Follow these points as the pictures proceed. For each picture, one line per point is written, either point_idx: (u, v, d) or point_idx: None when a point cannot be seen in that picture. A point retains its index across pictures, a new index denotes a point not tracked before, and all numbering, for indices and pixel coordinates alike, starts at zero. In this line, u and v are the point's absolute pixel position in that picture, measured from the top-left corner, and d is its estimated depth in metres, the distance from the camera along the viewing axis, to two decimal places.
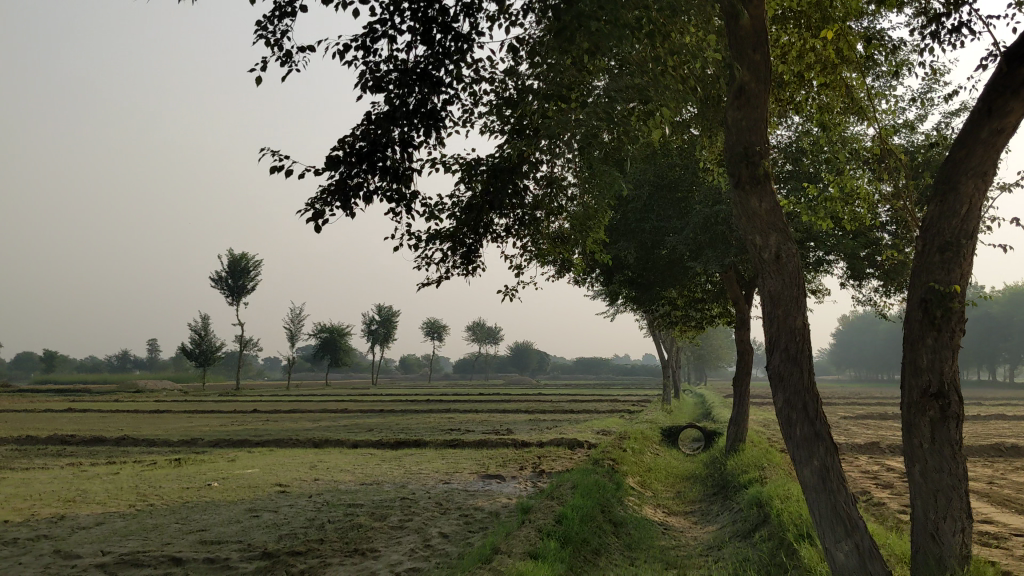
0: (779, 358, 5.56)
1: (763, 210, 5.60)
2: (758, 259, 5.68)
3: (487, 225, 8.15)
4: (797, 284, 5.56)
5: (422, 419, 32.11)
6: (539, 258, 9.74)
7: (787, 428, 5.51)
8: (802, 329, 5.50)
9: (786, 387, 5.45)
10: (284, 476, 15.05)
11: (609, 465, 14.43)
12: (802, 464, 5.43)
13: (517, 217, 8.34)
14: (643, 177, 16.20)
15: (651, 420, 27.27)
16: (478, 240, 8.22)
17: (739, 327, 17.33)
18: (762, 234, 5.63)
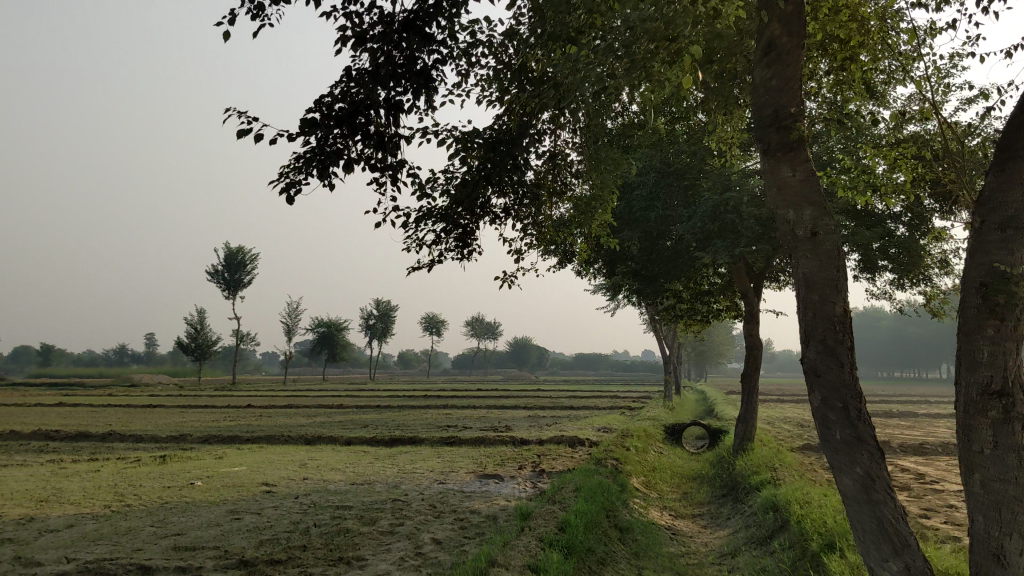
0: (815, 350, 4.84)
1: (794, 179, 4.93)
2: (791, 237, 4.98)
3: (483, 204, 7.48)
4: (836, 264, 4.77)
5: (419, 415, 31.48)
6: (541, 244, 9.08)
7: (825, 430, 4.85)
8: (842, 318, 4.75)
9: (823, 383, 4.75)
10: (271, 474, 14.40)
11: (613, 465, 13.77)
12: (843, 471, 4.76)
13: (517, 197, 7.68)
14: (650, 163, 15.55)
15: (654, 418, 26.65)
16: (474, 222, 7.57)
17: (747, 322, 16.69)
18: (794, 207, 4.94)
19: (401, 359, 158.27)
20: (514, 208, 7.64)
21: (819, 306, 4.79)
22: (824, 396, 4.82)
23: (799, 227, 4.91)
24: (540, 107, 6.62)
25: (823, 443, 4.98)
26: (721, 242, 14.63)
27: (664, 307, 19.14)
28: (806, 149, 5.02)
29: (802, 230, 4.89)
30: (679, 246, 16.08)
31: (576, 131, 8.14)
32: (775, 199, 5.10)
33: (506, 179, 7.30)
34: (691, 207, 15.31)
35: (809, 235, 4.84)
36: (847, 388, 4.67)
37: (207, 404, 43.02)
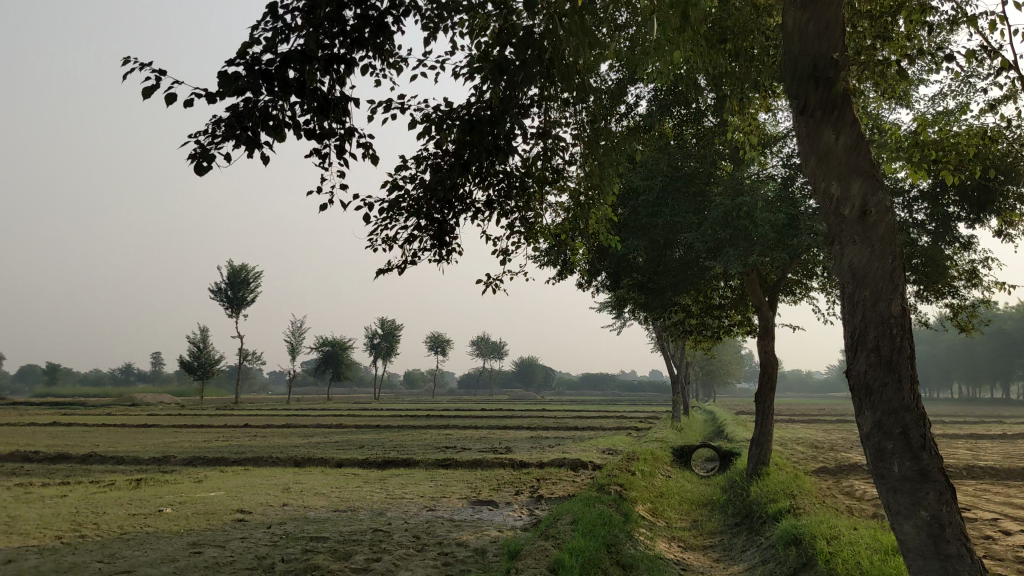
0: (868, 361, 4.77)
1: (840, 146, 5.01)
2: (838, 217, 5.00)
3: (461, 195, 6.56)
4: (889, 249, 4.79)
5: (419, 435, 30.41)
6: (528, 240, 8.21)
7: (876, 462, 4.75)
8: (900, 320, 4.69)
9: (881, 404, 4.67)
10: (249, 500, 13.37)
11: (617, 492, 12.72)
12: (903, 516, 4.64)
13: (499, 188, 6.72)
14: (656, 167, 14.57)
15: (662, 439, 25.60)
16: (450, 215, 6.61)
17: (762, 337, 15.67)
18: (842, 180, 4.99)
19: (408, 379, 157.21)
20: (494, 204, 6.70)
21: (872, 303, 4.76)
22: (878, 417, 4.73)
23: (847, 205, 4.94)
24: (526, 77, 5.71)
25: (876, 477, 4.88)
26: (732, 250, 13.65)
27: (672, 321, 18.14)
28: (849, 113, 5.11)
29: (851, 208, 4.93)
30: (687, 256, 15.10)
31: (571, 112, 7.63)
32: (819, 173, 5.15)
33: (487, 166, 6.37)
34: (701, 214, 14.34)
35: (861, 214, 4.87)
36: (906, 411, 4.61)
37: (204, 424, 41.99)
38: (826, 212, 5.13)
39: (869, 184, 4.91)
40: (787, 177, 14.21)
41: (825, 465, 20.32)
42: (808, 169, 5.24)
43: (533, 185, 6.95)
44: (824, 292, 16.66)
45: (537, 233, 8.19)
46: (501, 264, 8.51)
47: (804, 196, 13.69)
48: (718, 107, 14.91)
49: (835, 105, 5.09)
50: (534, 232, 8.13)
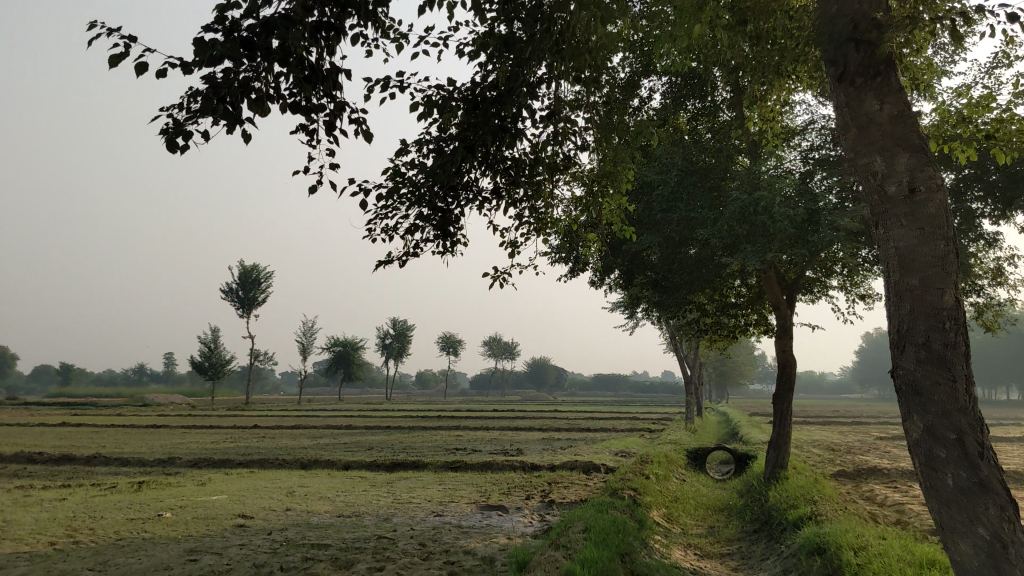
0: (917, 359, 4.61)
1: (883, 115, 4.96)
2: (883, 196, 4.88)
3: (467, 183, 6.20)
4: (938, 228, 4.65)
5: (429, 437, 30.02)
6: (537, 233, 7.86)
7: (930, 472, 4.56)
8: (953, 312, 4.50)
9: (933, 406, 4.49)
10: (252, 504, 13.02)
11: (630, 496, 12.29)
12: (960, 535, 4.40)
13: (505, 177, 6.34)
14: (671, 160, 14.14)
15: (676, 442, 25.13)
16: (455, 205, 6.24)
17: (779, 337, 15.23)
18: (888, 154, 4.89)
19: (420, 379, 157.04)
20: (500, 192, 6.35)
21: (922, 291, 4.60)
22: (929, 422, 4.55)
23: (894, 183, 4.83)
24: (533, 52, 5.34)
25: (928, 492, 4.67)
26: (750, 247, 13.22)
27: (687, 320, 17.74)
28: (893, 80, 5.05)
29: (898, 184, 4.82)
30: (703, 253, 14.68)
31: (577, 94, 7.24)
32: (862, 147, 5.06)
33: (493, 151, 6.01)
34: (717, 209, 13.93)
35: (908, 192, 4.76)
36: (962, 416, 4.41)
37: (212, 424, 41.65)
38: (869, 190, 5.03)
39: (916, 160, 4.80)
40: (806, 172, 13.76)
41: (843, 468, 19.86)
42: (849, 145, 5.15)
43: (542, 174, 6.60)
44: (843, 291, 16.20)
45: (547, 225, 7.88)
46: (510, 259, 8.18)
47: (824, 191, 13.24)
48: (734, 101, 14.72)
49: (877, 72, 5.05)
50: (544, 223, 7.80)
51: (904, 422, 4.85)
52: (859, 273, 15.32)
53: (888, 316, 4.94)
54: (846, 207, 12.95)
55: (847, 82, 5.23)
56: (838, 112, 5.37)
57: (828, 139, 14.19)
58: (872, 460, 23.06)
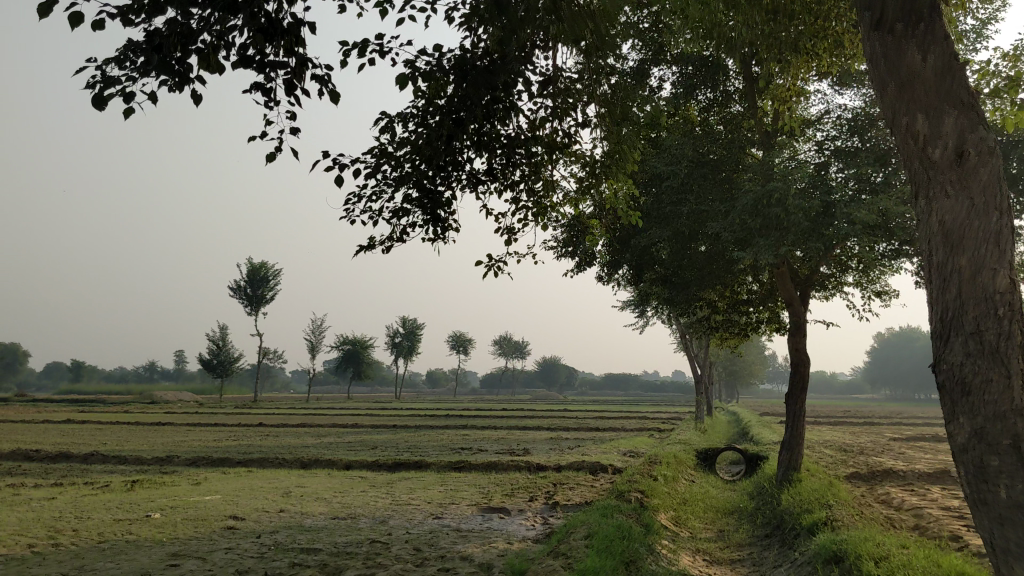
0: (964, 351, 4.36)
1: (927, 68, 4.84)
2: (928, 160, 4.75)
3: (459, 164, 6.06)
4: (988, 199, 4.49)
5: (434, 436, 29.57)
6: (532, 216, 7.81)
7: (981, 485, 4.26)
8: (1006, 295, 4.26)
9: (984, 405, 4.20)
10: (245, 506, 12.56)
11: (637, 499, 11.79)
12: (1016, 558, 4.05)
13: (503, 159, 6.18)
14: (681, 150, 13.58)
15: (685, 442, 24.63)
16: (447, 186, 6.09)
17: (792, 334, 14.72)
18: (936, 115, 4.77)
19: (429, 378, 156.72)
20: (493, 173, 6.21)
21: (971, 271, 4.40)
22: (978, 425, 4.26)
23: (941, 147, 4.70)
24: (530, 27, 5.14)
25: (975, 506, 4.36)
26: (762, 240, 12.71)
27: (696, 318, 17.25)
28: (939, 31, 4.92)
29: (946, 147, 4.67)
30: (714, 247, 14.16)
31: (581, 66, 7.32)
32: (904, 106, 4.94)
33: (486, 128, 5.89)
34: (729, 201, 13.42)
35: (957, 156, 4.62)
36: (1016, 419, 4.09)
37: (216, 422, 41.24)
38: (911, 153, 4.90)
39: (965, 122, 4.70)
40: (822, 163, 13.22)
41: (857, 471, 19.31)
42: (889, 104, 5.03)
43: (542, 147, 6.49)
44: (858, 287, 15.69)
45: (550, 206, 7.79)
46: (509, 240, 8.06)
47: (840, 183, 12.70)
48: (745, 92, 14.38)
49: (921, 22, 4.93)
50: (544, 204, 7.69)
51: (946, 426, 4.56)
52: (874, 269, 14.81)
53: (929, 298, 4.75)
54: (863, 199, 12.42)
55: (884, 33, 5.09)
56: (873, 68, 5.22)
57: (844, 130, 13.65)
58: (885, 462, 22.49)
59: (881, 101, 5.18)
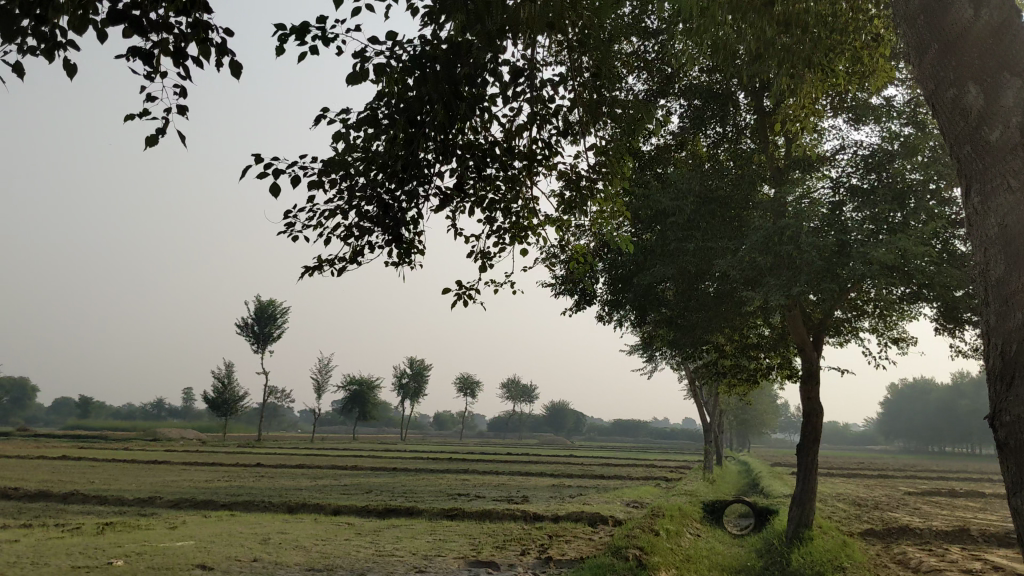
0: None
1: (986, 24, 4.44)
2: (985, 142, 4.26)
3: (418, 177, 6.43)
4: None
5: (435, 481, 28.66)
6: (508, 238, 8.15)
7: None
8: None
9: None
10: (217, 554, 11.77)
11: (635, 557, 10.95)
12: None
13: (466, 170, 6.55)
14: (687, 184, 12.96)
15: (692, 492, 23.70)
16: (405, 198, 6.43)
17: (806, 381, 13.94)
18: (993, 89, 4.34)
19: (436, 421, 155.41)
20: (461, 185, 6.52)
21: None
22: None
23: (1003, 126, 4.21)
24: (483, 40, 5.70)
25: None
26: (773, 280, 12.07)
27: (704, 362, 16.50)
28: None
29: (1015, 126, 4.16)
30: (721, 287, 13.49)
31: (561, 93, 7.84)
32: (951, 70, 4.56)
33: (445, 140, 6.33)
34: (738, 239, 12.76)
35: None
36: None
37: (212, 461, 40.34)
38: (960, 132, 4.46)
39: None
40: (836, 203, 12.45)
41: (872, 528, 18.37)
42: (931, 67, 4.67)
43: (507, 157, 6.84)
44: (874, 334, 14.95)
45: (527, 228, 8.10)
46: (481, 265, 8.27)
47: (855, 222, 12.00)
48: (756, 130, 13.74)
49: None
50: (520, 224, 7.99)
51: (1007, 494, 3.87)
52: (891, 314, 14.07)
53: (984, 328, 4.16)
54: (879, 239, 11.70)
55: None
56: (911, 35, 4.88)
57: (859, 167, 13.04)
58: (902, 519, 21.50)
59: (918, 65, 4.83)
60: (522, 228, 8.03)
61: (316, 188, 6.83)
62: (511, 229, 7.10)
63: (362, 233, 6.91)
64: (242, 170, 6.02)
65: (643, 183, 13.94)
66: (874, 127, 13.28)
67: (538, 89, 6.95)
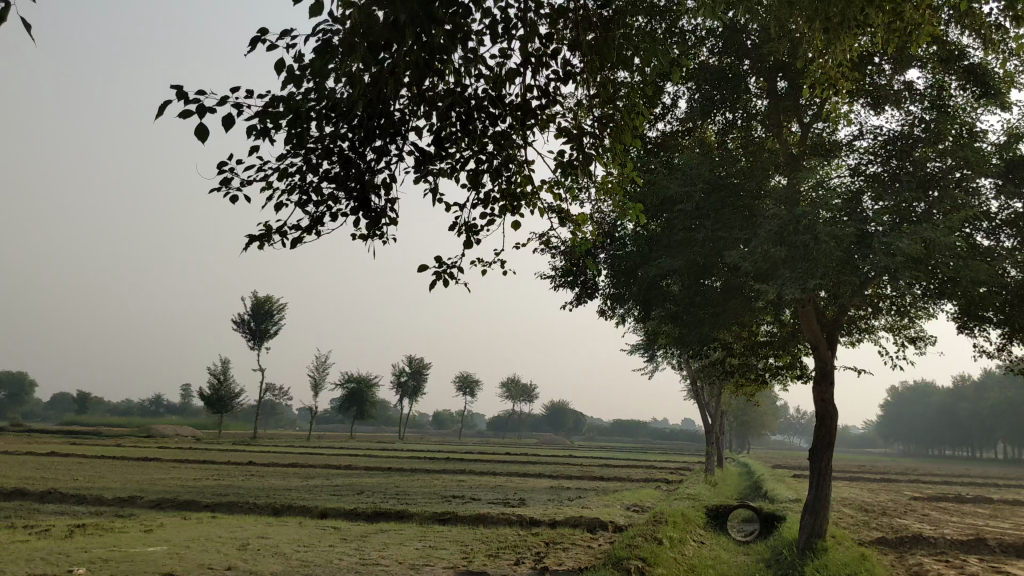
0: None
1: None
2: None
3: (384, 130, 5.59)
4: None
5: (429, 481, 27.88)
6: (498, 206, 7.29)
7: None
8: None
9: None
10: (190, 561, 10.98)
11: (636, 569, 10.19)
12: None
13: (440, 122, 5.70)
14: (697, 170, 12.17)
15: (694, 497, 22.93)
16: (368, 152, 5.59)
17: (819, 380, 13.19)
18: None
19: (435, 420, 154.78)
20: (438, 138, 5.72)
21: None
22: None
23: None
24: None
25: None
26: (788, 272, 11.30)
27: (710, 361, 15.75)
28: None
29: None
30: (730, 281, 12.74)
31: (559, 38, 6.94)
32: None
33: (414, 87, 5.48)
34: (750, 228, 11.95)
35: None
36: None
37: (202, 459, 39.55)
38: None
39: None
40: (853, 192, 11.65)
41: (882, 535, 17.58)
42: None
43: (495, 107, 6.01)
44: (890, 332, 14.19)
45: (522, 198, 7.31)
46: (467, 240, 7.43)
47: (875, 212, 11.19)
48: (769, 115, 13.02)
49: None
50: (514, 192, 7.19)
51: None
52: (909, 311, 13.28)
53: None
54: (902, 230, 10.90)
55: None
56: None
57: (878, 155, 12.28)
58: (911, 525, 20.74)
59: None
60: (515, 198, 7.22)
61: (261, 137, 5.92)
62: (491, 189, 6.25)
63: (322, 195, 6.06)
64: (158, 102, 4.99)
65: (649, 170, 13.17)
66: (894, 111, 12.52)
67: (532, 30, 6.17)
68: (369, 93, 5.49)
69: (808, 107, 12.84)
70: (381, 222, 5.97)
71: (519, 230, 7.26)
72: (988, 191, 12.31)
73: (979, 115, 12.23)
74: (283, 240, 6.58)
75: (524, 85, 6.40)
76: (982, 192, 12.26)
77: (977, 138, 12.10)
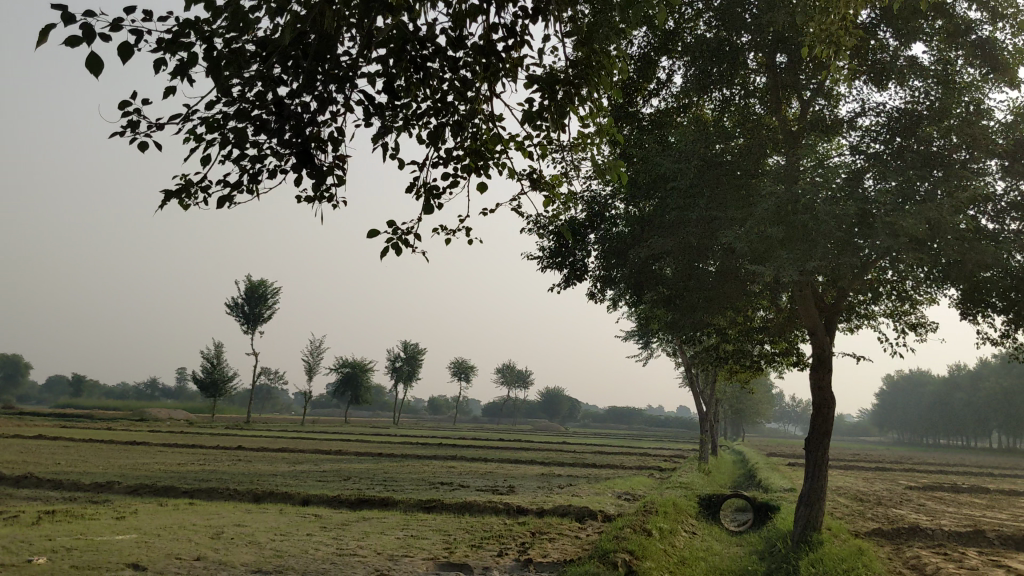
0: None
1: None
2: None
3: (319, 70, 5.04)
4: None
5: (418, 467, 27.44)
6: (465, 164, 6.72)
7: None
8: None
9: None
10: (158, 551, 10.50)
11: (624, 563, 9.73)
12: None
13: (384, 60, 5.17)
14: (692, 147, 11.73)
15: (687, 485, 22.54)
16: (303, 96, 5.05)
17: (816, 368, 12.74)
18: None
19: (430, 405, 154.43)
20: (385, 82, 5.19)
21: None
22: None
23: None
24: None
25: None
26: (786, 254, 10.85)
27: (703, 347, 15.31)
28: None
29: None
30: (725, 264, 12.30)
31: None
32: None
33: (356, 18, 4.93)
34: (747, 208, 11.49)
35: None
36: None
37: (190, 443, 39.02)
38: None
39: None
40: (855, 171, 11.15)
41: (878, 526, 17.21)
42: None
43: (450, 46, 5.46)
44: (889, 318, 13.74)
45: (488, 156, 6.79)
46: (428, 203, 6.87)
47: (878, 192, 10.69)
48: (768, 92, 12.58)
49: None
50: (479, 148, 6.68)
51: None
52: (909, 296, 12.85)
53: None
54: (907, 210, 10.41)
55: None
56: None
57: (880, 133, 11.82)
58: (906, 516, 20.40)
59: None
60: (480, 155, 6.71)
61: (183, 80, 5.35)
62: (444, 136, 5.71)
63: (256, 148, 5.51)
64: (47, 30, 4.35)
65: (641, 147, 12.68)
66: (897, 88, 12.05)
67: None
68: (303, 28, 4.94)
69: (808, 83, 12.38)
70: (324, 179, 5.45)
71: (485, 191, 6.75)
72: (992, 172, 11.85)
73: (986, 93, 11.78)
74: (209, 197, 6.01)
75: (486, 25, 5.83)
76: (987, 174, 11.78)
77: (984, 115, 11.61)
